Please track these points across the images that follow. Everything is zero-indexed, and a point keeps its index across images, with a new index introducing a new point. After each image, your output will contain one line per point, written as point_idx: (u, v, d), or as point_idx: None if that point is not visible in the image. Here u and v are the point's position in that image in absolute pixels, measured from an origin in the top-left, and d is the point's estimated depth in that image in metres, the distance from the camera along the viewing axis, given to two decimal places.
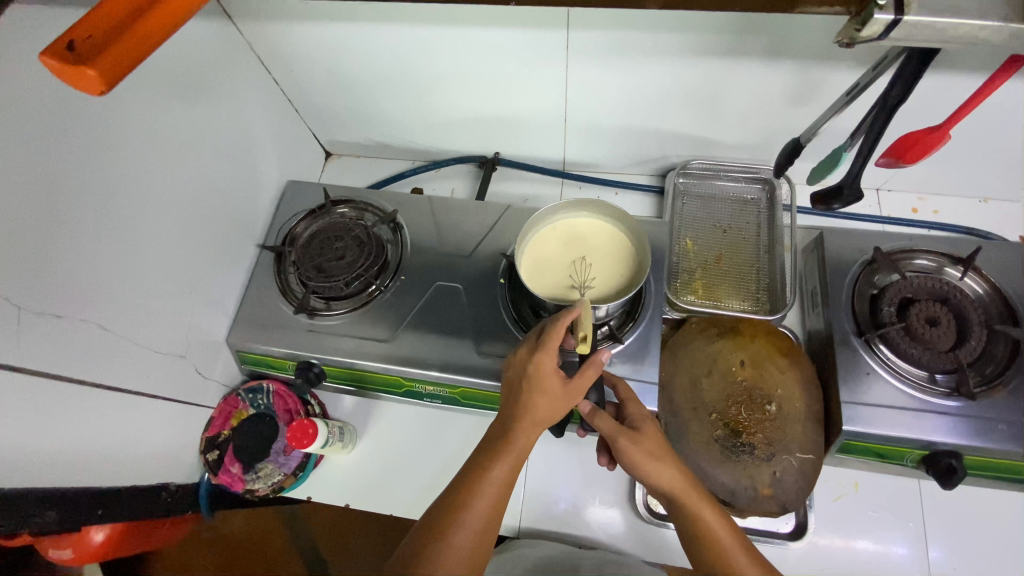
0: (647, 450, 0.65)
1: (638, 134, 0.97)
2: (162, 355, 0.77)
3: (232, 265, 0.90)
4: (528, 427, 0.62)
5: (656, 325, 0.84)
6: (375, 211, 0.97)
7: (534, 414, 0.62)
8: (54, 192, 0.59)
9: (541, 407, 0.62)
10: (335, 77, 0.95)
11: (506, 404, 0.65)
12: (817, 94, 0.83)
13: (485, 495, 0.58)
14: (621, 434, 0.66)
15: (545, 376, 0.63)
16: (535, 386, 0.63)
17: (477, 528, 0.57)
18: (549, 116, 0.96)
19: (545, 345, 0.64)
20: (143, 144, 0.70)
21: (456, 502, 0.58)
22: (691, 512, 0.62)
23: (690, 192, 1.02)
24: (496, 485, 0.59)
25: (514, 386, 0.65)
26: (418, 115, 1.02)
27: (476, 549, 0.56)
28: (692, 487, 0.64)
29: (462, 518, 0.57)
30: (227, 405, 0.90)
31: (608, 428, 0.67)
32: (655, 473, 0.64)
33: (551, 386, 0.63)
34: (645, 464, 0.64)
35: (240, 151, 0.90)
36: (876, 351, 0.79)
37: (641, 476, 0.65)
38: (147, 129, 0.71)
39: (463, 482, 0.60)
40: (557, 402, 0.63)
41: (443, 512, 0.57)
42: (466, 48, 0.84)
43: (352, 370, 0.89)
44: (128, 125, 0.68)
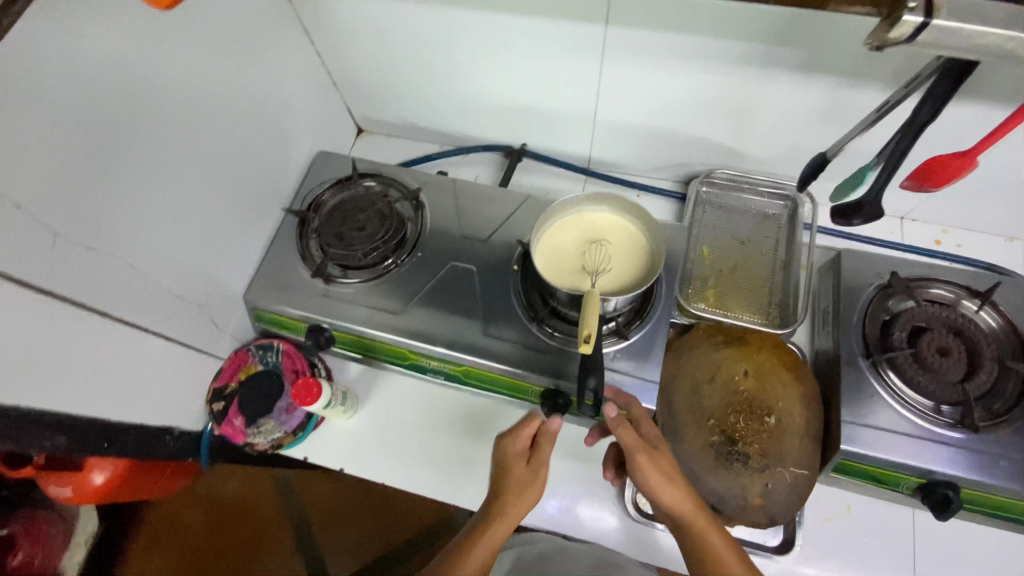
0: (664, 472, 0.68)
1: (665, 138, 0.98)
2: (180, 301, 0.80)
3: (256, 226, 0.93)
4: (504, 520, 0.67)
5: (663, 326, 0.84)
6: (400, 188, 1.00)
7: (509, 503, 0.69)
8: (100, 127, 0.62)
9: (513, 487, 0.70)
10: (374, 54, 0.98)
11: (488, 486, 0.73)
12: (846, 112, 0.83)
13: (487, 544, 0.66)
14: (640, 448, 0.67)
15: (514, 461, 0.73)
16: (506, 470, 0.72)
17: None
18: (578, 111, 0.97)
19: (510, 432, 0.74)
20: (185, 94, 0.73)
21: (456, 555, 0.65)
22: (696, 533, 0.66)
23: (712, 202, 1.02)
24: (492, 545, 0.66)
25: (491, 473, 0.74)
26: (451, 99, 1.04)
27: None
28: (700, 512, 0.67)
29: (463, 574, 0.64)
30: (237, 358, 0.92)
31: (628, 439, 0.68)
32: (666, 496, 0.67)
33: (518, 470, 0.72)
34: (659, 486, 0.67)
35: (276, 116, 0.93)
36: (883, 376, 0.78)
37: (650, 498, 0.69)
38: (190, 80, 0.73)
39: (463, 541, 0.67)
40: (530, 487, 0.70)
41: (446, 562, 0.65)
42: (502, 33, 0.85)
43: (360, 338, 0.91)
44: (173, 73, 0.71)
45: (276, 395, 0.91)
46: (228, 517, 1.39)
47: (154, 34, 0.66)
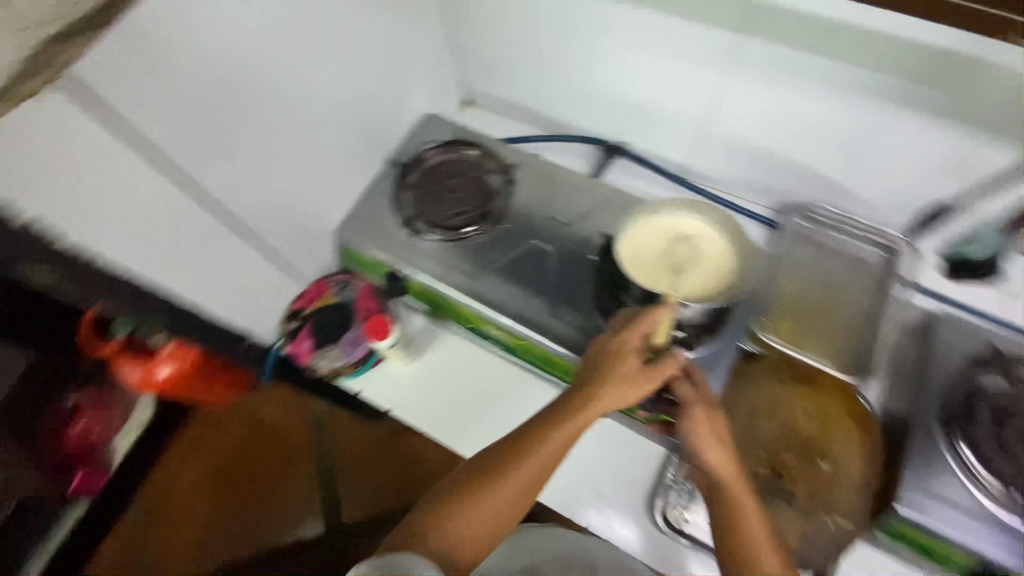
0: (711, 432, 0.63)
1: (769, 161, 0.96)
2: (280, 219, 0.86)
3: (358, 168, 0.99)
4: (589, 409, 0.61)
5: (731, 346, 0.84)
6: (495, 160, 1.02)
7: (600, 394, 0.61)
8: (250, 40, 0.69)
9: (618, 381, 0.62)
10: (498, 27, 1.01)
11: (582, 373, 0.65)
12: (973, 167, 0.79)
13: (554, 445, 0.60)
14: (693, 404, 0.64)
15: (627, 354, 0.63)
16: (615, 360, 0.63)
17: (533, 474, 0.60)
18: (686, 117, 0.97)
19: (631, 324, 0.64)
20: (326, 29, 0.79)
21: (520, 446, 0.61)
22: (733, 504, 0.60)
23: (806, 236, 0.97)
24: (560, 446, 0.60)
25: (597, 356, 0.65)
26: (561, 84, 1.06)
27: (529, 494, 0.60)
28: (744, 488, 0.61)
29: (520, 468, 0.59)
30: (315, 288, 0.96)
31: (685, 396, 0.65)
32: (710, 455, 0.62)
33: (628, 365, 0.63)
34: (703, 443, 0.62)
35: (397, 69, 0.98)
36: (955, 448, 0.73)
37: (692, 453, 0.63)
38: (333, 18, 0.79)
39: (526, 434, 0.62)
40: (628, 382, 0.62)
41: (511, 449, 0.61)
42: (629, 27, 0.87)
43: (430, 293, 0.95)
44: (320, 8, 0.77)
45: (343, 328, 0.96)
46: (263, 439, 1.40)
47: None
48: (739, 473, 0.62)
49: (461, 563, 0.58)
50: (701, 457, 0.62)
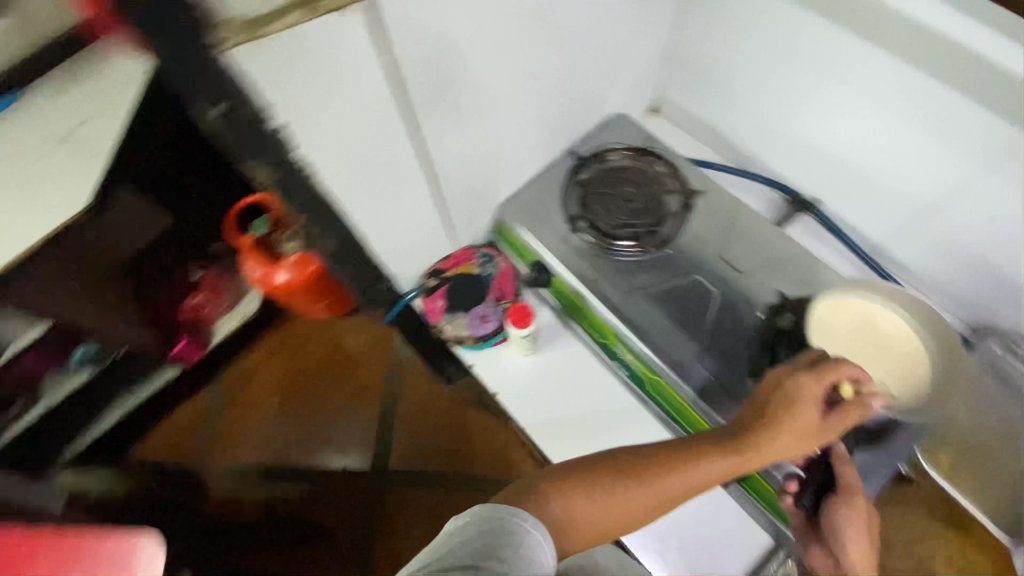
0: (857, 516, 0.64)
1: (992, 276, 0.84)
2: (460, 179, 0.86)
3: (540, 149, 0.96)
4: (769, 444, 0.58)
5: (885, 463, 0.77)
6: (679, 181, 0.96)
7: (780, 432, 0.58)
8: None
9: (794, 429, 0.58)
10: (731, 44, 0.94)
11: (749, 408, 0.62)
12: None
13: (713, 466, 0.55)
14: (849, 491, 0.66)
15: (808, 404, 0.60)
16: (795, 407, 0.59)
17: (683, 486, 0.54)
18: (910, 198, 0.86)
19: (820, 372, 0.61)
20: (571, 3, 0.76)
21: (674, 452, 0.56)
22: None
23: (997, 365, 0.84)
24: (719, 470, 0.56)
25: (769, 394, 0.61)
26: (774, 123, 0.97)
27: (669, 503, 0.54)
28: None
29: (674, 473, 0.54)
30: (462, 253, 0.95)
31: (847, 480, 0.66)
32: (851, 538, 0.63)
33: (808, 416, 0.59)
34: (847, 521, 0.64)
35: (613, 62, 0.94)
36: None
37: (828, 521, 0.65)
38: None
39: (682, 445, 0.57)
40: (810, 432, 0.59)
41: (667, 450, 0.56)
42: (888, 85, 0.78)
43: (574, 296, 0.93)
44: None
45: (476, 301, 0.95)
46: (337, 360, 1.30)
47: None
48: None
49: (573, 544, 0.50)
50: (842, 541, 0.63)
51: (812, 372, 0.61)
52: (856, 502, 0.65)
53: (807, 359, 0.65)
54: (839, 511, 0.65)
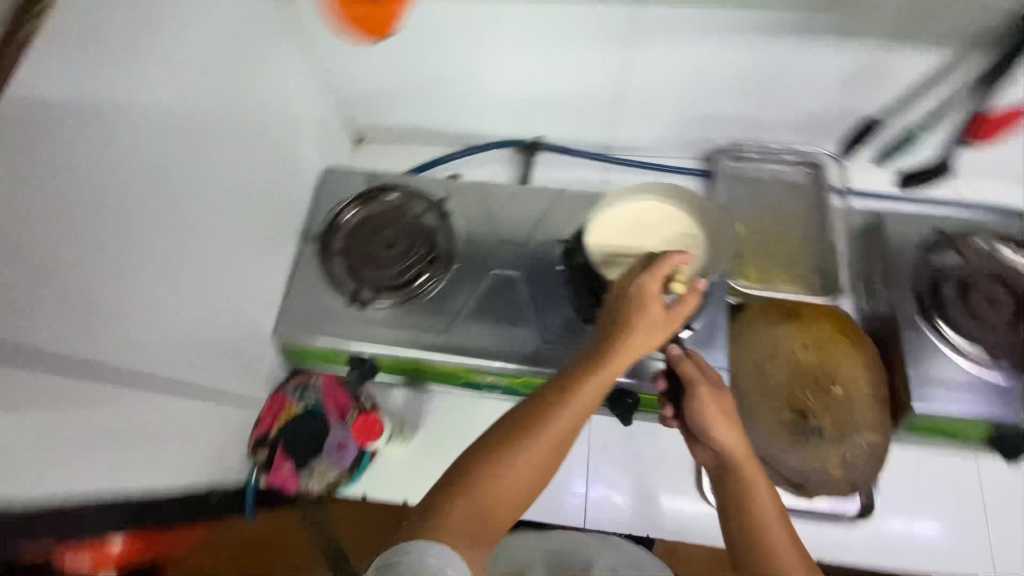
0: (721, 407, 0.60)
1: (690, 116, 0.96)
2: (210, 349, 0.72)
3: (274, 256, 0.86)
4: (624, 352, 0.58)
5: (720, 314, 0.83)
6: (422, 198, 0.93)
7: (631, 337, 0.58)
8: (91, 165, 0.53)
9: (644, 329, 0.59)
10: (380, 55, 0.91)
11: (604, 322, 0.62)
12: (878, 81, 0.84)
13: (580, 403, 0.55)
14: (701, 381, 0.62)
15: (653, 299, 0.60)
16: (642, 306, 0.59)
17: (562, 435, 0.54)
18: (596, 94, 0.93)
19: (655, 269, 0.61)
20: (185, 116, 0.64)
21: (545, 404, 0.55)
22: (740, 476, 0.56)
23: (737, 176, 1.00)
24: (587, 402, 0.55)
25: (617, 302, 0.61)
26: (461, 95, 0.98)
27: (558, 455, 0.54)
28: (753, 460, 0.57)
29: (548, 427, 0.54)
30: (276, 402, 0.86)
31: (690, 372, 0.62)
32: (721, 431, 0.58)
33: (655, 311, 0.59)
34: (712, 419, 0.59)
35: (279, 133, 0.84)
36: (940, 332, 0.79)
37: (699, 427, 0.60)
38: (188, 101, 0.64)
39: (551, 391, 0.56)
40: (657, 326, 0.60)
41: (541, 404, 0.55)
42: (520, 19, 0.81)
43: (407, 364, 0.86)
44: (164, 94, 0.61)
45: (323, 436, 0.85)
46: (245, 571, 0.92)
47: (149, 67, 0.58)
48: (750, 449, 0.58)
49: (488, 530, 0.50)
50: (713, 433, 0.59)
51: (646, 272, 0.61)
52: (720, 392, 0.61)
53: (646, 257, 0.65)
54: (700, 404, 0.60)
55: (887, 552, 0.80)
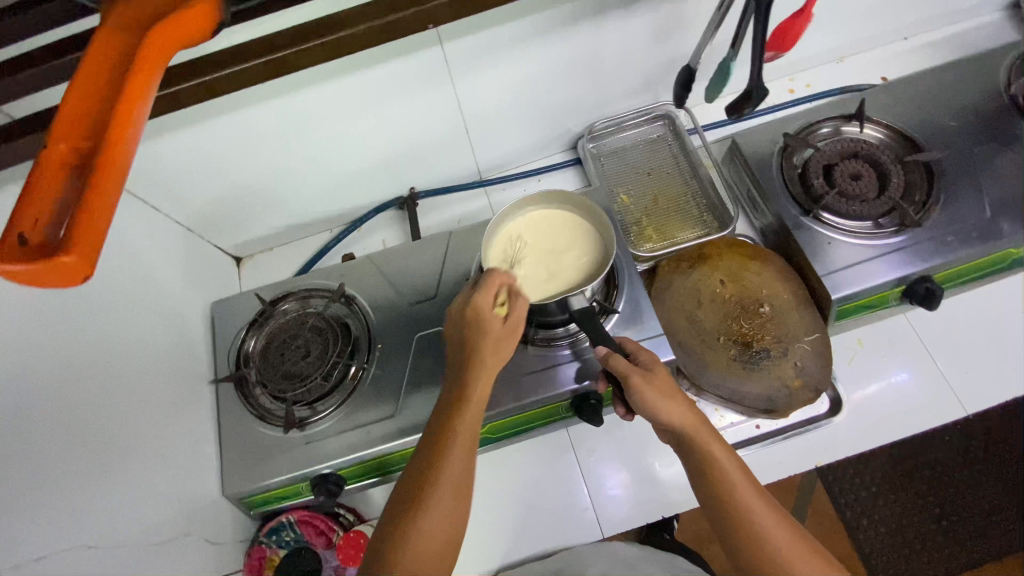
0: (659, 387, 0.63)
1: (538, 117, 0.98)
2: (162, 541, 0.66)
3: (195, 413, 0.80)
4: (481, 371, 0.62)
5: (639, 284, 0.84)
6: (320, 294, 0.91)
7: (482, 356, 0.62)
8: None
9: (490, 347, 0.63)
10: (220, 178, 0.88)
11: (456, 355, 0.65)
12: (681, 25, 0.88)
13: (461, 438, 0.58)
14: (634, 370, 0.63)
15: (489, 318, 0.63)
16: (480, 327, 0.63)
17: (458, 477, 0.57)
18: (446, 130, 0.94)
19: (483, 285, 0.64)
20: (33, 324, 0.59)
21: (432, 453, 0.58)
22: (696, 445, 0.60)
23: (604, 152, 1.06)
24: (467, 434, 0.59)
25: (461, 332, 0.65)
26: (320, 178, 0.96)
27: (461, 496, 0.57)
28: (702, 425, 0.61)
29: (444, 472, 0.56)
30: (255, 558, 0.80)
31: (622, 365, 0.64)
32: (668, 412, 0.61)
33: (493, 326, 0.63)
34: (658, 401, 0.62)
35: (152, 289, 0.79)
36: (823, 221, 0.85)
37: (648, 413, 0.63)
38: (29, 307, 0.59)
39: (433, 439, 0.59)
40: (501, 338, 0.63)
41: (428, 456, 0.58)
42: (344, 95, 0.80)
43: (370, 462, 0.82)
44: (1, 313, 0.56)
45: (317, 570, 0.80)
46: None
47: None
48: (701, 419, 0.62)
49: None
50: (662, 415, 0.62)
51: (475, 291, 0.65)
52: (652, 374, 0.65)
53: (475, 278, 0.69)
54: (643, 394, 0.62)
55: (869, 430, 0.84)
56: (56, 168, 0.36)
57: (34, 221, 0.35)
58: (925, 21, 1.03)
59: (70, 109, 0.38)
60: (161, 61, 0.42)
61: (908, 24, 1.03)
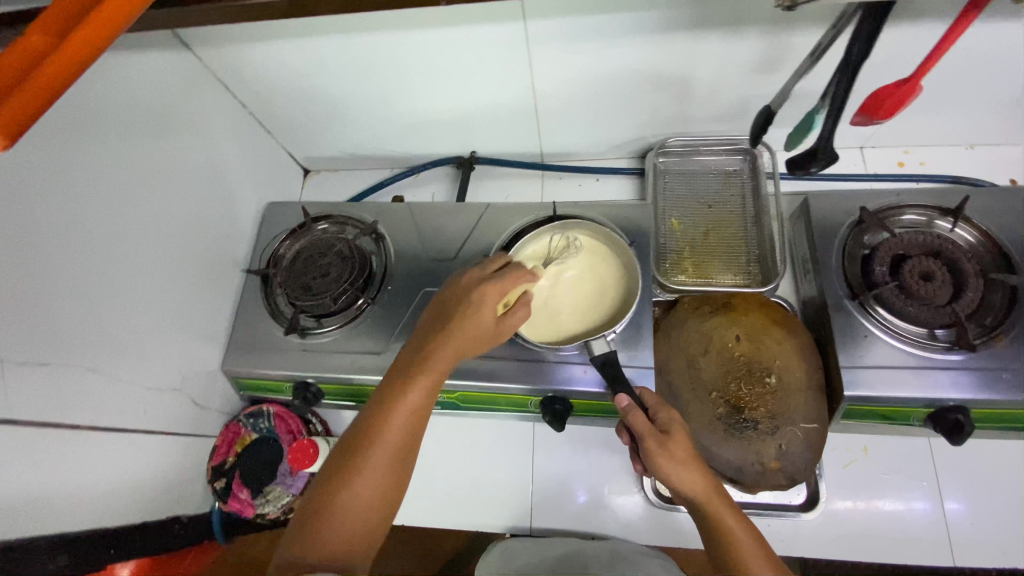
0: (675, 454, 0.60)
1: (610, 117, 0.96)
2: (154, 388, 0.77)
3: (220, 292, 0.90)
4: (451, 350, 0.59)
5: (648, 310, 0.81)
6: (356, 224, 0.97)
7: (458, 338, 0.60)
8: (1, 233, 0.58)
9: (469, 333, 0.60)
10: (301, 94, 0.95)
11: (433, 324, 0.63)
12: (785, 60, 0.81)
13: (402, 420, 0.56)
14: (649, 434, 0.61)
15: (483, 310, 0.61)
16: (471, 313, 0.61)
17: (394, 452, 0.56)
18: (516, 105, 0.95)
19: (500, 280, 0.62)
20: (97, 173, 0.68)
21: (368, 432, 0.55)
22: (710, 517, 0.59)
23: (670, 171, 1.02)
24: (409, 419, 0.57)
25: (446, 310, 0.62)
26: (390, 120, 1.01)
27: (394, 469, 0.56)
28: (717, 497, 0.60)
29: (380, 446, 0.55)
30: (230, 432, 0.89)
31: (639, 426, 0.62)
32: (685, 481, 0.59)
33: (485, 319, 0.61)
34: (672, 467, 0.60)
35: (213, 175, 0.89)
36: (872, 313, 0.77)
37: (661, 478, 0.62)
38: (98, 158, 0.68)
39: (371, 414, 0.56)
40: (484, 333, 0.61)
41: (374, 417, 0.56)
42: (426, 47, 0.83)
43: (349, 387, 0.89)
44: (74, 157, 0.65)
45: (276, 460, 0.90)
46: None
47: (48, 139, 0.62)
48: (718, 490, 0.60)
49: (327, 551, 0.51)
50: (678, 484, 0.60)
51: (491, 282, 0.62)
52: (669, 437, 0.62)
53: (493, 264, 0.67)
54: (660, 458, 0.60)
55: (836, 540, 0.78)
56: (22, 59, 0.47)
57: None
58: None
59: (52, 17, 0.48)
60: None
61: None
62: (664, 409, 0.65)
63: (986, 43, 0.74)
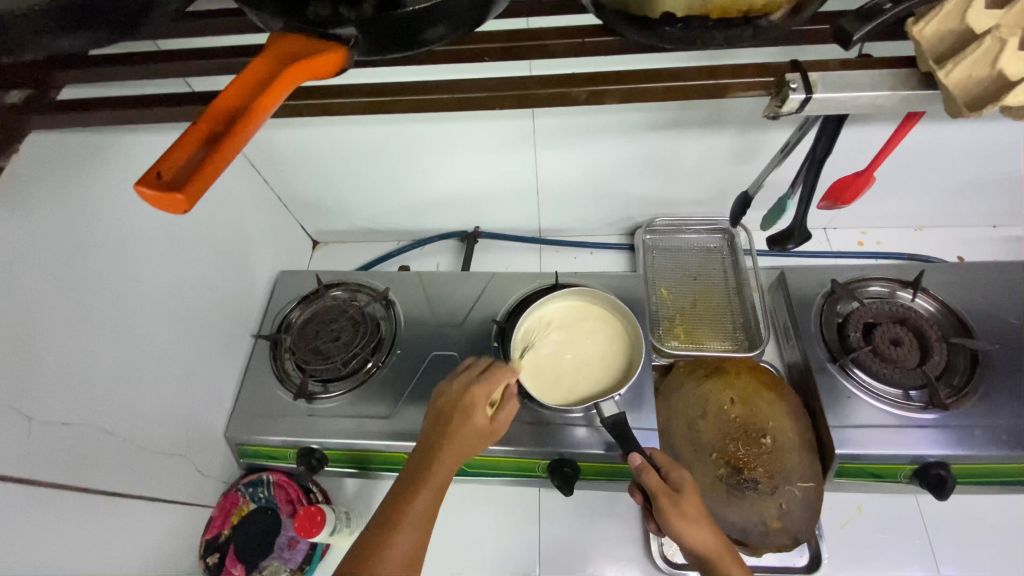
0: (687, 513, 0.63)
1: (605, 199, 1.07)
2: (161, 452, 0.76)
3: (229, 357, 0.92)
4: (451, 449, 0.64)
5: (648, 373, 0.87)
6: (367, 291, 1.01)
7: (456, 437, 0.65)
8: (39, 293, 0.61)
9: (464, 435, 0.65)
10: (321, 173, 1.03)
11: (433, 428, 0.68)
12: (757, 153, 0.94)
13: (408, 530, 0.58)
14: (661, 493, 0.64)
15: (478, 407, 0.68)
16: (466, 415, 0.67)
17: (408, 552, 0.57)
18: (520, 187, 1.04)
19: (484, 379, 0.70)
20: (131, 241, 0.73)
21: (383, 529, 0.58)
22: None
23: (658, 247, 1.12)
24: (421, 515, 0.59)
25: (449, 409, 0.68)
26: (402, 198, 1.09)
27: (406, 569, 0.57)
28: (727, 552, 0.62)
29: (395, 541, 0.57)
30: (227, 502, 0.87)
31: (652, 484, 0.65)
32: (697, 539, 0.62)
33: (478, 420, 0.66)
34: (685, 527, 0.62)
35: (234, 244, 0.94)
36: (852, 375, 0.83)
37: (674, 537, 0.64)
38: (134, 227, 0.73)
39: (374, 534, 0.58)
40: (479, 434, 0.66)
41: (383, 521, 0.59)
42: (442, 136, 0.92)
43: (354, 452, 0.88)
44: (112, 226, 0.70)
45: (274, 532, 0.87)
46: None
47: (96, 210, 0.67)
48: (728, 547, 0.63)
49: None
50: (688, 543, 0.62)
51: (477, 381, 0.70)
52: (680, 495, 0.64)
53: (476, 367, 0.74)
54: (671, 519, 0.63)
55: None
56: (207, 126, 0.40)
57: (170, 160, 0.38)
58: (1012, 215, 1.03)
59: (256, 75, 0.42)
60: (314, 75, 0.43)
61: (993, 214, 1.03)
62: (675, 470, 0.67)
63: (921, 145, 0.88)
